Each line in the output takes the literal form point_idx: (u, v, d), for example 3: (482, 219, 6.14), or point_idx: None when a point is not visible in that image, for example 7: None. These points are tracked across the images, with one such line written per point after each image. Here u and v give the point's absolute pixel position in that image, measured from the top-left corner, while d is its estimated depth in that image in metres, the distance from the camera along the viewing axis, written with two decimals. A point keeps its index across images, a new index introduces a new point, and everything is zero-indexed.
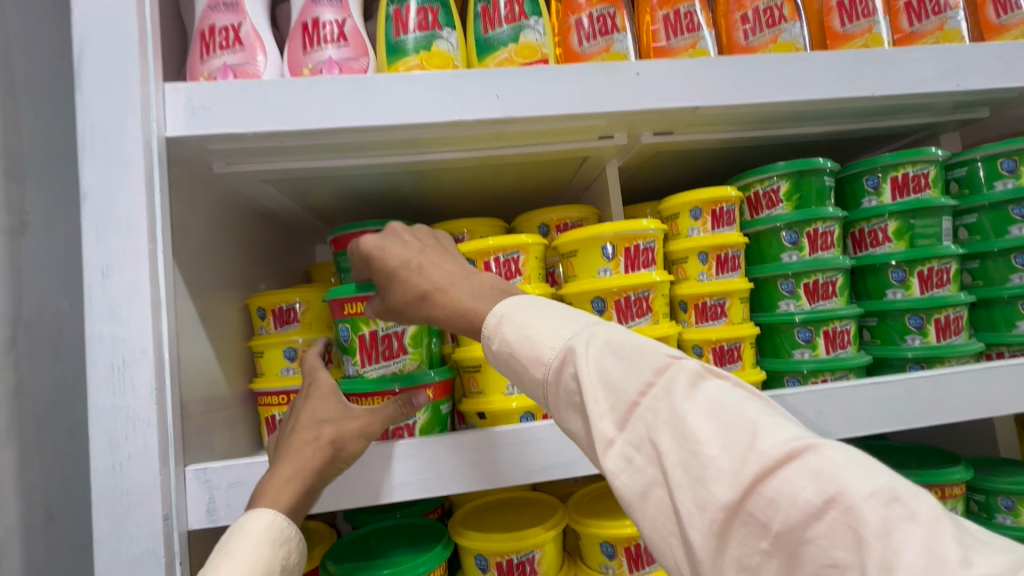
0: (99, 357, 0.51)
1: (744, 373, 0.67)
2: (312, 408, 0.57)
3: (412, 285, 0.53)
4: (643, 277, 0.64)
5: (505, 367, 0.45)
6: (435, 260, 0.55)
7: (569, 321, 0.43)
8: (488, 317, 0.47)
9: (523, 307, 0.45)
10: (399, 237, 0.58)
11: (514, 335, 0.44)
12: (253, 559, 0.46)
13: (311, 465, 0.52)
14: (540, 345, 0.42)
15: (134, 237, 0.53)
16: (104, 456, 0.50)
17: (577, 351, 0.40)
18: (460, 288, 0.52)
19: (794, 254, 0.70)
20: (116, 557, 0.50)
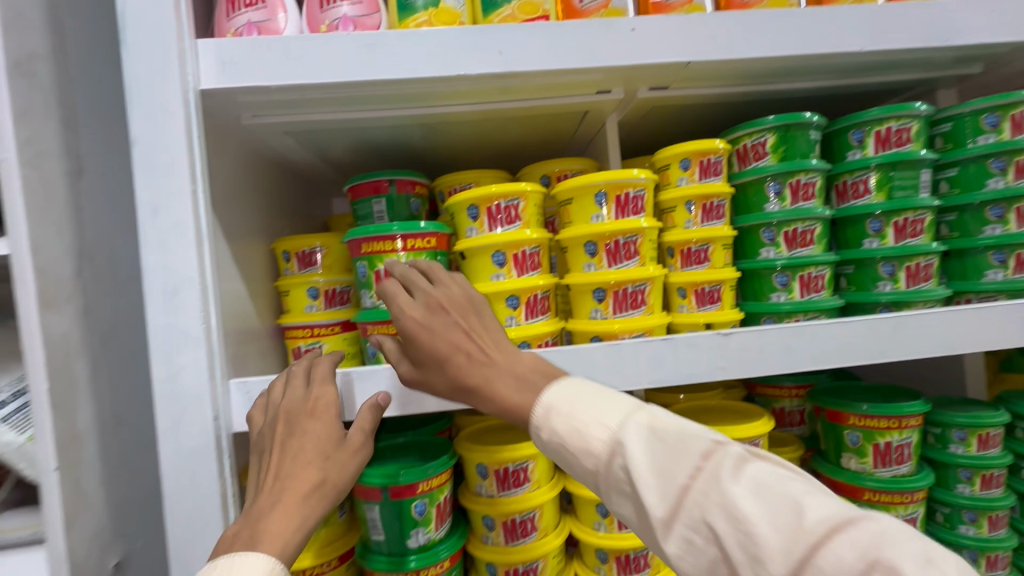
0: (155, 283, 0.59)
1: (722, 313, 0.74)
2: (317, 436, 0.57)
3: (458, 377, 0.58)
4: (632, 223, 0.70)
5: (557, 453, 0.50)
6: (480, 346, 0.58)
7: (612, 408, 0.48)
8: (536, 408, 0.52)
9: (567, 397, 0.51)
10: (446, 317, 0.59)
11: (563, 428, 0.49)
12: None
13: (312, 506, 0.55)
14: (589, 437, 0.48)
15: (179, 180, 0.60)
16: (163, 366, 0.59)
17: (625, 442, 0.45)
18: (503, 381, 0.56)
19: (776, 204, 0.76)
20: (177, 449, 0.60)
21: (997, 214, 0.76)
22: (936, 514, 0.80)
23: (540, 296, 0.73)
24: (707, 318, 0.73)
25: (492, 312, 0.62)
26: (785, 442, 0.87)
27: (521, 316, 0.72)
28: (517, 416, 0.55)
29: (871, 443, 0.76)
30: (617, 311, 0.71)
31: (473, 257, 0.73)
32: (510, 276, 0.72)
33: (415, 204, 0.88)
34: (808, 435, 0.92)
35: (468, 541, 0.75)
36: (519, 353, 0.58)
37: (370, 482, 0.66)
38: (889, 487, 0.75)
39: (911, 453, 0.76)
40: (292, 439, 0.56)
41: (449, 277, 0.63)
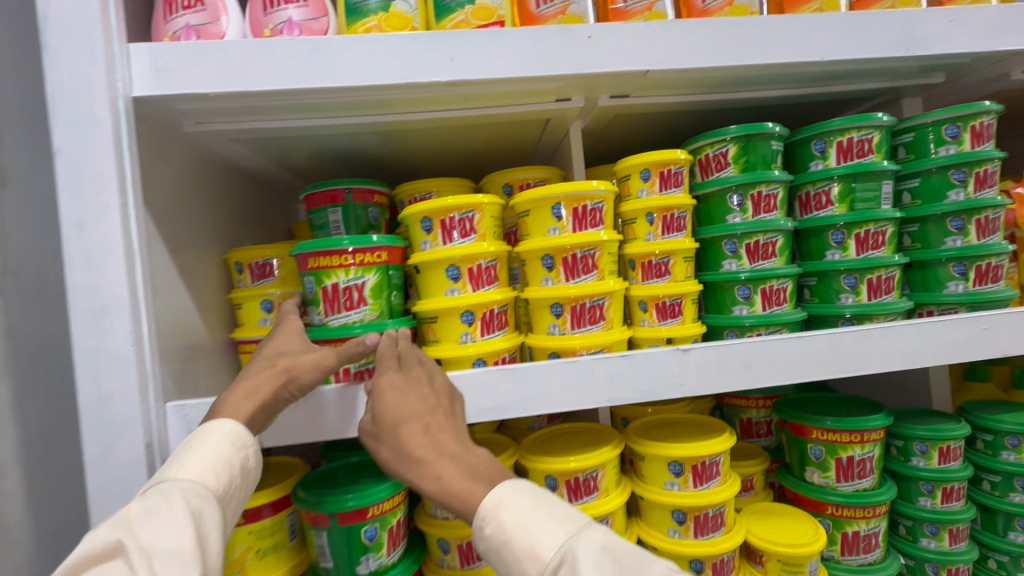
0: (80, 303, 0.56)
1: (684, 327, 0.72)
2: (277, 342, 0.62)
3: (404, 446, 0.54)
4: (589, 236, 0.68)
5: (498, 553, 0.47)
6: (442, 427, 0.55)
7: (565, 518, 0.47)
8: (483, 499, 0.49)
9: (521, 495, 0.49)
10: (419, 387, 0.58)
11: (512, 526, 0.47)
12: (213, 455, 0.52)
13: (262, 384, 0.57)
14: (538, 540, 0.46)
15: (106, 193, 0.57)
16: (90, 391, 0.56)
17: (576, 553, 0.44)
18: (453, 465, 0.53)
19: (738, 216, 0.74)
20: (106, 478, 0.56)
21: (957, 226, 0.75)
22: (899, 527, 0.79)
23: (497, 311, 0.71)
24: (668, 333, 0.72)
25: (464, 409, 0.60)
26: (752, 454, 0.86)
27: (477, 333, 0.69)
28: (456, 506, 0.50)
29: (834, 457, 0.76)
30: (576, 326, 0.69)
31: (428, 271, 0.71)
32: (465, 291, 0.70)
33: (374, 213, 0.85)
34: (774, 446, 0.91)
35: (424, 564, 0.72)
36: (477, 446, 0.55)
37: (319, 508, 0.63)
38: (852, 502, 0.74)
39: (873, 467, 0.75)
40: (261, 346, 0.63)
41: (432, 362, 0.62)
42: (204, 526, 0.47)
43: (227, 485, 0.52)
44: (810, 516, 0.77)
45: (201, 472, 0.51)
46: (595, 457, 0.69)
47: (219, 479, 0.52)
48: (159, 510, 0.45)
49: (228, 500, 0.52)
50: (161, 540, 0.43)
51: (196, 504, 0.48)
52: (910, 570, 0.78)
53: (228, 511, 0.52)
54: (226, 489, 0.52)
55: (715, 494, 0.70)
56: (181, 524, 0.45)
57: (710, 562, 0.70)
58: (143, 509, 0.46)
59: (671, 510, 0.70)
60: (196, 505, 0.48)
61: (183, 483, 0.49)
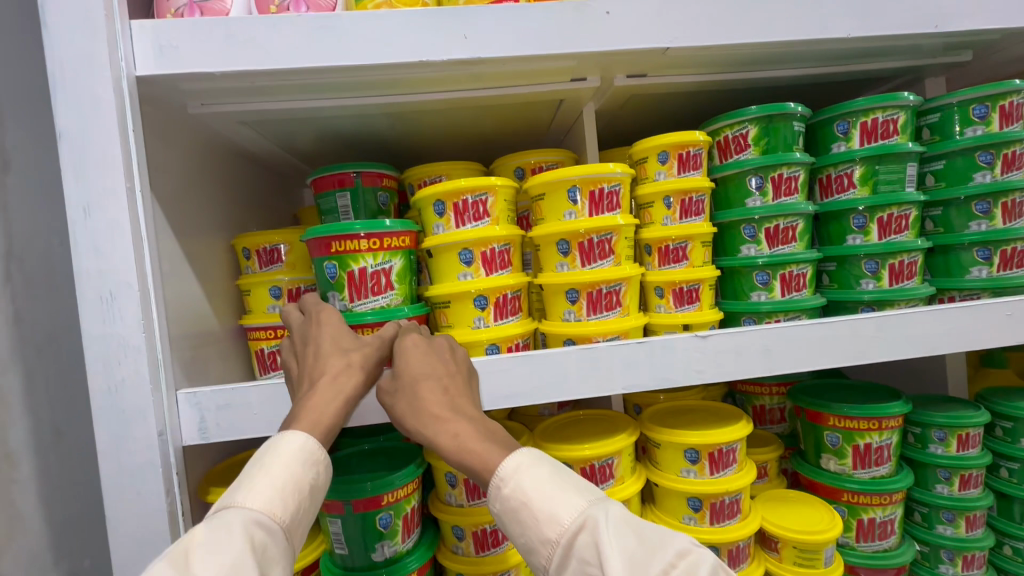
0: (88, 289, 0.55)
1: (701, 314, 0.71)
2: (330, 337, 0.59)
3: (422, 401, 0.53)
4: (606, 220, 0.67)
5: (514, 515, 0.46)
6: (462, 392, 0.55)
7: (585, 488, 0.46)
8: (503, 461, 0.48)
9: (541, 461, 0.48)
10: (440, 353, 0.58)
11: (532, 487, 0.46)
12: (283, 476, 0.48)
13: (345, 383, 0.56)
14: (558, 504, 0.45)
15: (111, 176, 0.55)
16: (101, 379, 0.55)
17: (598, 520, 0.43)
18: (472, 427, 0.52)
19: (758, 200, 0.72)
20: (119, 466, 0.56)
21: (982, 210, 0.73)
22: (914, 513, 0.79)
23: (510, 296, 0.70)
24: (685, 320, 0.70)
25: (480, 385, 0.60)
26: (766, 441, 0.86)
27: (490, 318, 0.68)
28: (473, 463, 0.50)
29: (851, 444, 0.75)
30: (591, 313, 0.68)
31: (440, 255, 0.69)
32: (478, 276, 0.68)
33: (383, 198, 0.84)
34: (787, 433, 0.90)
35: (438, 551, 0.72)
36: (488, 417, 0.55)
37: (333, 496, 0.63)
38: (869, 489, 0.73)
39: (891, 455, 0.75)
40: (307, 344, 0.60)
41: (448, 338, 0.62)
42: (267, 563, 0.43)
43: (296, 510, 0.48)
44: (825, 503, 0.76)
45: (270, 498, 0.46)
46: (611, 445, 0.68)
47: (287, 504, 0.47)
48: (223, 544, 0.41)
49: (297, 525, 0.48)
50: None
51: (262, 535, 0.44)
52: (924, 556, 0.78)
53: (294, 540, 0.47)
54: (295, 514, 0.48)
55: (731, 482, 0.69)
56: (245, 564, 0.40)
57: (726, 549, 0.69)
58: (207, 541, 0.41)
59: (686, 497, 0.70)
60: (260, 539, 0.43)
61: (252, 510, 0.45)
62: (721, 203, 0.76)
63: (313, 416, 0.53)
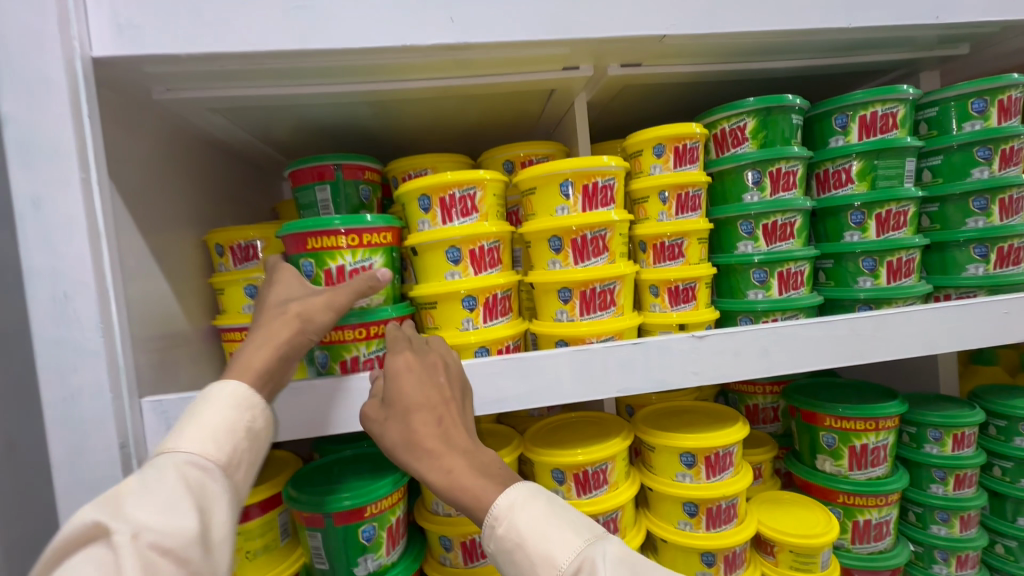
0: (40, 290, 0.50)
1: (697, 313, 0.69)
2: (279, 289, 0.57)
3: (414, 435, 0.51)
4: (600, 216, 0.64)
5: (509, 556, 0.44)
6: (457, 419, 0.52)
7: (582, 526, 0.44)
8: (498, 498, 0.46)
9: (535, 497, 0.46)
10: (435, 375, 0.54)
11: (527, 527, 0.44)
12: (215, 420, 0.47)
13: (276, 332, 0.53)
14: (554, 546, 0.42)
15: (64, 165, 0.50)
16: (56, 387, 0.51)
17: (595, 562, 0.40)
18: (467, 460, 0.50)
19: (755, 195, 0.70)
20: (78, 480, 0.52)
21: (980, 206, 0.72)
22: (908, 513, 0.78)
23: (500, 296, 0.66)
24: (680, 319, 0.68)
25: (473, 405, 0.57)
26: (760, 442, 0.84)
27: (479, 319, 0.65)
28: (466, 501, 0.48)
29: (847, 445, 0.74)
30: (584, 312, 0.65)
31: (426, 253, 0.66)
32: (466, 275, 0.65)
33: (366, 191, 0.79)
34: (781, 432, 0.89)
35: (424, 562, 0.69)
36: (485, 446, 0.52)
37: (312, 508, 0.59)
38: (864, 490, 0.72)
39: (887, 455, 0.74)
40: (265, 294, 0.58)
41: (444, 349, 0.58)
42: (206, 499, 0.43)
43: (232, 452, 0.47)
44: (821, 505, 0.75)
45: (203, 441, 0.46)
46: (605, 450, 0.65)
47: (221, 447, 0.47)
48: (156, 484, 0.41)
49: (236, 468, 0.48)
50: (153, 524, 0.39)
51: (197, 476, 0.43)
52: (919, 556, 0.77)
53: (233, 480, 0.47)
54: (232, 456, 0.47)
55: (728, 486, 0.67)
56: (179, 503, 0.40)
57: (722, 555, 0.68)
58: (134, 487, 0.41)
59: (682, 502, 0.68)
60: (197, 477, 0.43)
61: (182, 454, 0.44)
62: (718, 199, 0.74)
63: (242, 365, 0.51)
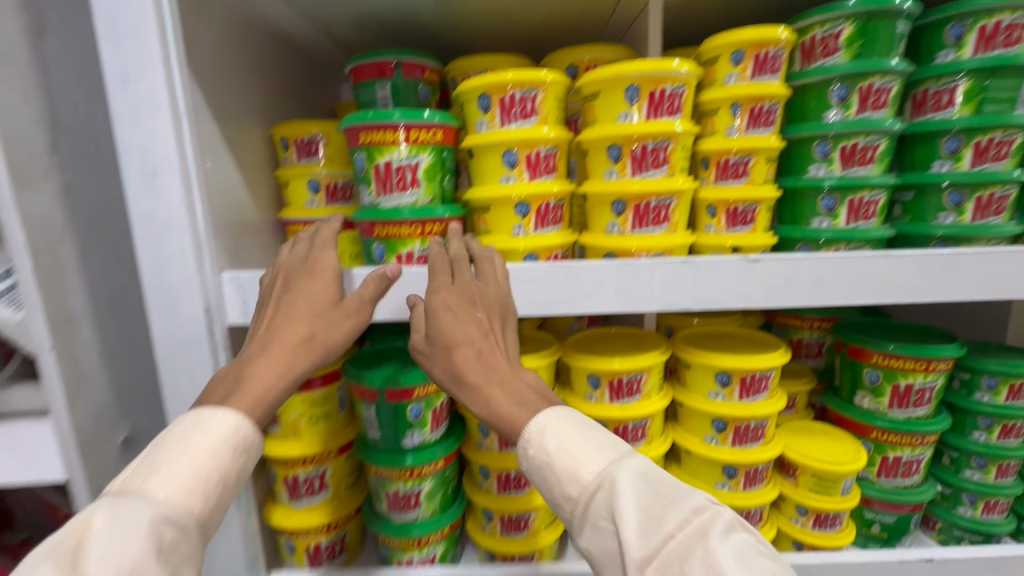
0: (131, 164, 0.54)
1: (754, 236, 0.66)
2: (310, 294, 0.57)
3: (458, 369, 0.56)
4: (664, 125, 0.61)
5: (540, 473, 0.49)
6: (494, 351, 0.58)
7: (607, 446, 0.48)
8: (528, 426, 0.52)
9: (563, 422, 0.51)
10: (473, 310, 0.57)
11: (555, 448, 0.49)
12: (209, 462, 0.46)
13: (299, 360, 0.55)
14: (579, 465, 0.47)
15: (147, 44, 0.53)
16: (149, 254, 0.57)
17: (616, 479, 0.44)
18: (503, 389, 0.55)
19: (838, 113, 0.65)
20: (172, 336, 0.59)
21: None
22: (943, 457, 0.78)
23: (553, 205, 0.66)
24: (735, 241, 0.66)
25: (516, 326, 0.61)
26: (799, 375, 0.84)
27: (530, 226, 0.66)
28: (506, 427, 0.54)
29: (891, 383, 0.73)
30: (636, 226, 0.64)
31: (482, 155, 0.66)
32: (521, 180, 0.65)
33: (424, 92, 0.79)
34: (823, 368, 0.87)
35: (463, 444, 0.76)
36: (523, 369, 0.58)
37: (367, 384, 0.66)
38: (900, 428, 0.72)
39: (932, 398, 0.72)
40: (286, 293, 0.57)
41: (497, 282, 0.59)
42: (176, 557, 0.41)
43: (213, 501, 0.45)
44: (852, 438, 0.76)
45: (188, 486, 0.44)
46: (641, 361, 0.68)
47: (205, 498, 0.45)
48: (129, 535, 0.38)
49: (212, 519, 0.46)
50: None
51: (174, 530, 0.41)
52: (944, 497, 0.77)
53: (205, 534, 0.45)
54: (213, 505, 0.46)
55: (760, 407, 0.68)
56: (147, 563, 0.38)
57: (744, 470, 0.71)
58: (105, 531, 0.38)
59: (710, 418, 0.70)
60: (173, 532, 0.41)
61: (165, 498, 0.42)
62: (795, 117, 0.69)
63: (256, 390, 0.52)
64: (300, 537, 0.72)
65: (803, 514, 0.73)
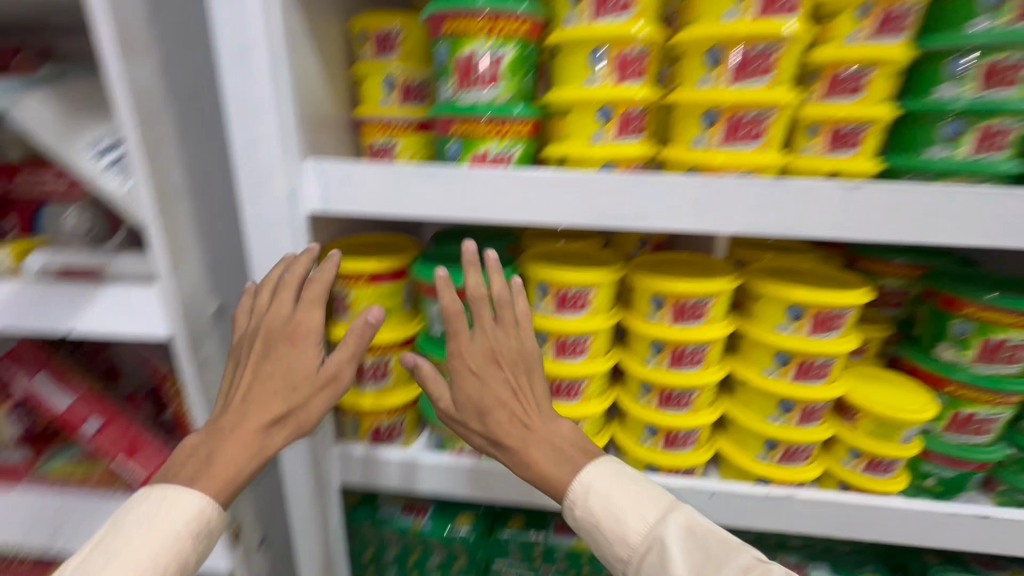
0: (224, 39, 0.57)
1: (857, 161, 0.60)
2: (290, 361, 0.60)
3: (495, 433, 0.63)
4: (776, 24, 0.55)
5: (589, 533, 0.59)
6: (525, 408, 0.64)
7: (651, 504, 0.57)
8: (573, 484, 0.60)
9: (605, 481, 0.59)
10: (497, 370, 0.64)
11: (601, 510, 0.58)
12: (168, 550, 0.52)
13: (273, 437, 0.59)
14: (627, 529, 0.56)
15: None
16: (241, 133, 0.60)
17: (664, 541, 0.54)
18: (541, 446, 0.62)
19: (988, 21, 0.56)
20: (259, 214, 0.64)
21: None
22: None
23: (639, 112, 0.63)
24: (834, 165, 0.61)
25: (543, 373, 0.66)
26: (874, 322, 0.80)
27: (611, 132, 0.62)
28: (551, 487, 0.61)
29: (981, 336, 0.67)
30: (727, 140, 0.60)
31: (568, 52, 0.62)
32: (608, 81, 0.61)
33: None
34: (903, 318, 0.82)
35: None
36: (556, 422, 0.63)
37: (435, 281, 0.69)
38: (981, 384, 0.68)
39: None
40: (263, 359, 0.61)
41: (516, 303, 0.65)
42: None
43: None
44: (924, 389, 0.72)
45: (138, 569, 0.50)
46: (709, 286, 0.66)
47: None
48: None
49: None
50: None
51: None
52: (1015, 462, 0.73)
53: None
54: None
55: (830, 345, 0.66)
56: None
57: (801, 406, 0.69)
58: None
59: (774, 351, 0.69)
60: None
61: None
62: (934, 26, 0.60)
63: (221, 476, 0.56)
64: (365, 416, 0.80)
65: (855, 456, 0.72)
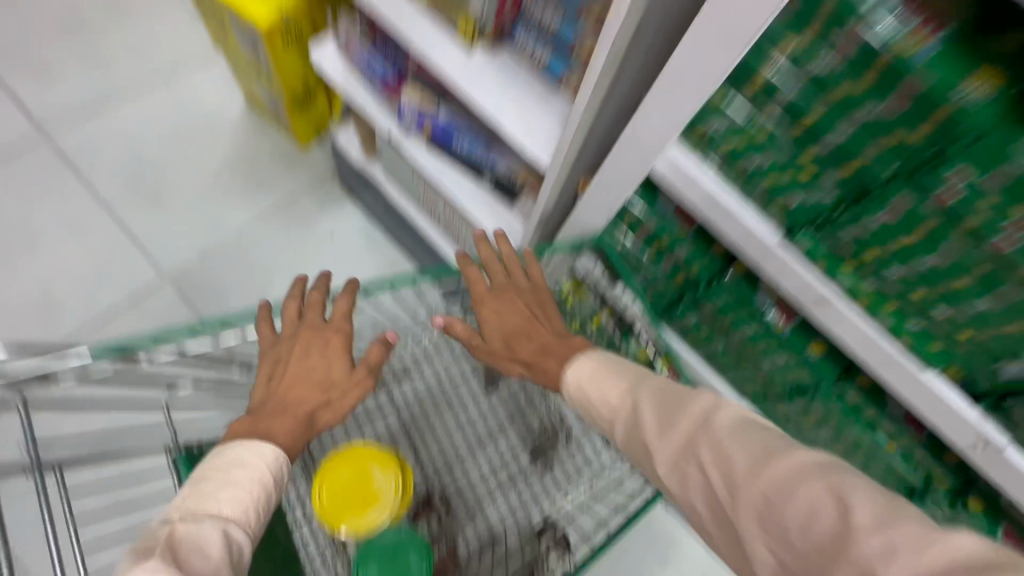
0: None
1: None
2: (332, 367, 0.88)
3: (513, 346, 0.99)
4: None
5: (581, 406, 0.86)
6: (532, 328, 0.99)
7: (625, 376, 0.81)
8: (564, 377, 0.89)
9: (586, 362, 0.88)
10: (519, 306, 1.02)
11: (583, 384, 0.85)
12: (251, 483, 0.67)
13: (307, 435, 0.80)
14: (608, 394, 0.81)
15: None
16: None
17: (636, 392, 0.76)
18: (548, 359, 0.95)
19: None
20: None
21: None
22: None
23: None
24: None
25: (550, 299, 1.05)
26: None
27: None
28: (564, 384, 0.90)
29: None
30: None
31: None
32: None
33: None
34: None
35: None
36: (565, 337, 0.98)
37: None
38: None
39: None
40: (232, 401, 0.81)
41: (533, 263, 1.07)
42: (229, 536, 0.60)
43: (252, 518, 0.64)
44: None
45: (231, 502, 0.63)
46: None
47: (247, 512, 0.64)
48: (198, 520, 0.59)
49: (253, 526, 0.64)
50: (184, 537, 0.56)
51: (227, 526, 0.61)
52: None
53: (252, 533, 0.64)
54: (252, 517, 0.64)
55: None
56: (204, 531, 0.58)
57: None
58: (188, 518, 0.58)
59: None
60: (230, 535, 0.60)
61: (220, 509, 0.62)
62: None
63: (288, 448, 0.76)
64: None
65: None
